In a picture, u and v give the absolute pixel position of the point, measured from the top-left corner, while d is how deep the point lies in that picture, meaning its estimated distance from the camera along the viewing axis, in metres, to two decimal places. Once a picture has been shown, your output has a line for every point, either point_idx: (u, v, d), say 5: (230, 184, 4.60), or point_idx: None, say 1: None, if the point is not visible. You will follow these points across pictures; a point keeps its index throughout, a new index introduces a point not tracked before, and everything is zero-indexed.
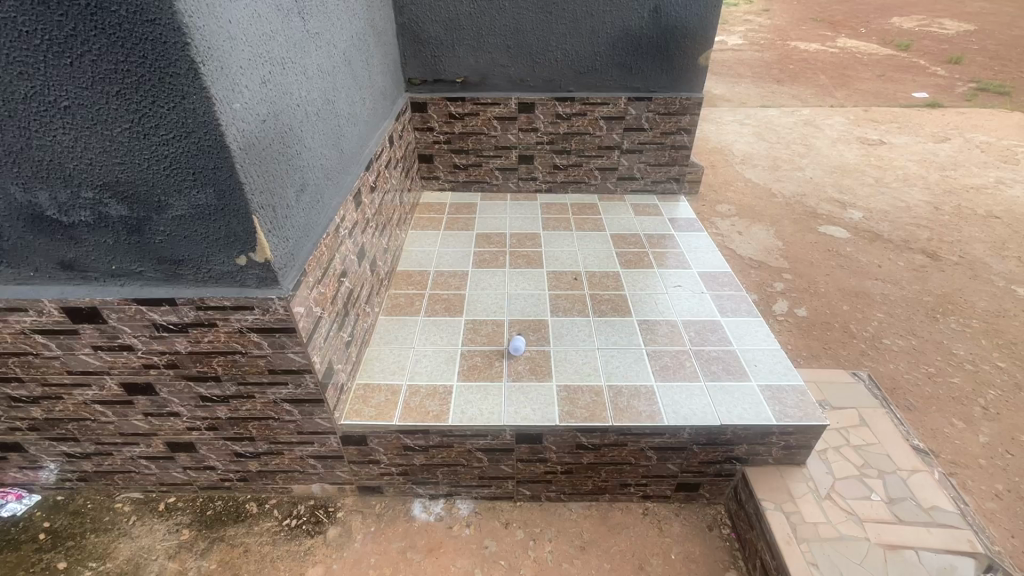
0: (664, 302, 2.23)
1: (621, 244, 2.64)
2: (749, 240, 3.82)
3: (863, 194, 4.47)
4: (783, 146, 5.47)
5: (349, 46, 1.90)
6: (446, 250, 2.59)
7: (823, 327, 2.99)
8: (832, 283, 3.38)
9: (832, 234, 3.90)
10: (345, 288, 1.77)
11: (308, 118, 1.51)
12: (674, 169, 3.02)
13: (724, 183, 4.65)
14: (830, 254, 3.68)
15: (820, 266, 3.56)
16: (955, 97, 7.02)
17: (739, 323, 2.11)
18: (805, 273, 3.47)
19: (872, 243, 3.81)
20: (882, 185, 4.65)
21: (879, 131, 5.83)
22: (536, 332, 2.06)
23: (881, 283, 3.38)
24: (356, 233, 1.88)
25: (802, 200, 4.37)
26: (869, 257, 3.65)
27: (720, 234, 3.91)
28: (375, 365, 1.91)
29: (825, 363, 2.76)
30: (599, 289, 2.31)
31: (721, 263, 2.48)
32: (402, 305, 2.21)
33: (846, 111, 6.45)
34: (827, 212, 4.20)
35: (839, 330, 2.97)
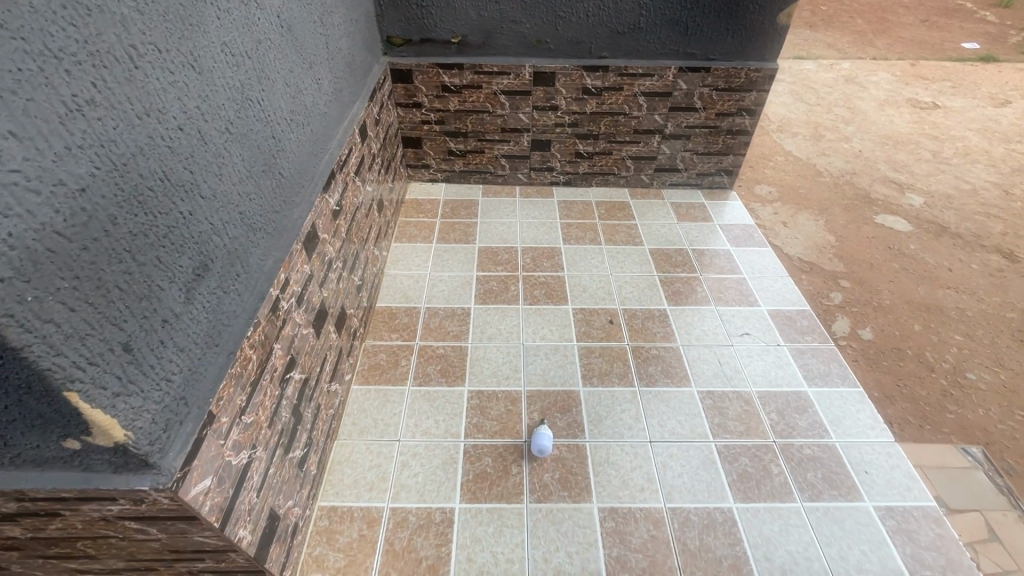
0: (730, 363, 1.68)
1: (666, 267, 2.05)
2: (798, 233, 3.23)
3: (923, 173, 3.84)
4: (825, 107, 4.75)
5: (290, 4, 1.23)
6: (440, 275, 1.99)
7: (896, 357, 2.48)
8: (898, 293, 2.84)
9: (892, 226, 3.32)
10: (295, 383, 1.20)
11: (209, 146, 0.89)
12: (726, 159, 2.39)
13: (762, 156, 3.99)
14: (893, 253, 3.12)
15: (883, 269, 3.00)
16: (1009, 49, 6.22)
17: (833, 399, 1.58)
18: (867, 279, 2.92)
19: (939, 239, 3.24)
20: (942, 161, 4.01)
21: (931, 91, 5.10)
22: (564, 415, 1.52)
23: (956, 294, 2.85)
24: (311, 293, 1.30)
25: (854, 180, 3.74)
26: (938, 258, 3.09)
27: (763, 224, 3.31)
28: (346, 472, 1.38)
29: (904, 408, 2.25)
30: (643, 340, 1.75)
31: (796, 299, 1.92)
32: (382, 367, 1.65)
33: (891, 64, 5.66)
34: (884, 196, 3.59)
35: (915, 361, 2.46)
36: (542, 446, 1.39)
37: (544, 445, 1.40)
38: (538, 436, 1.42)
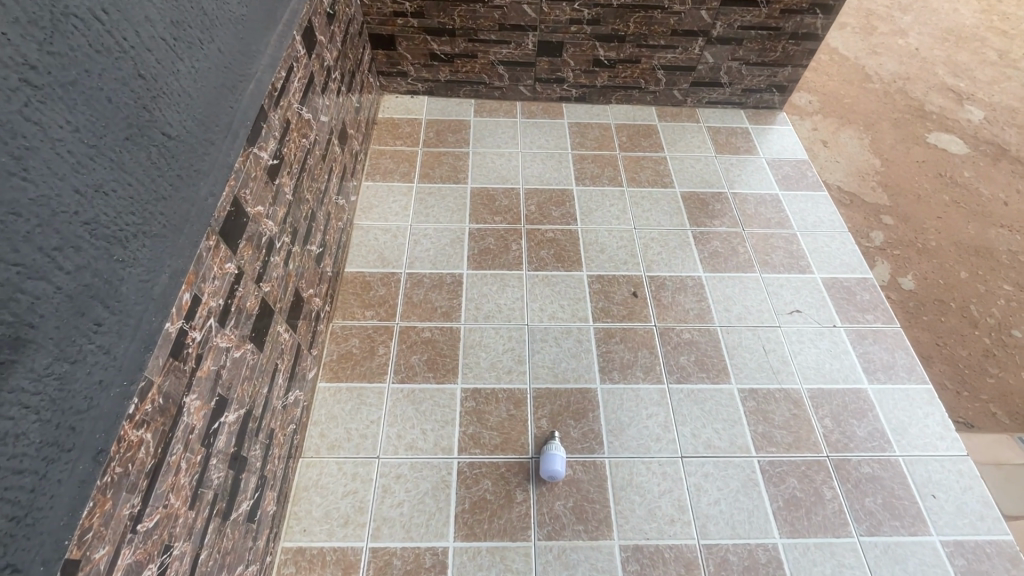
0: (777, 351, 1.40)
1: (701, 218, 1.67)
2: (839, 155, 2.78)
3: (987, 79, 3.28)
4: None
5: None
6: (423, 229, 1.61)
7: (938, 311, 2.19)
8: (946, 231, 2.50)
9: (946, 147, 2.87)
10: (229, 428, 0.89)
11: None
12: (782, 72, 1.90)
13: None
14: (944, 181, 2.71)
15: (932, 200, 2.62)
16: None
17: (898, 400, 1.33)
18: (912, 214, 2.55)
19: (998, 164, 2.81)
20: (1009, 64, 3.42)
21: None
22: (578, 423, 1.26)
23: (1011, 233, 2.50)
24: (244, 298, 0.94)
25: (909, 85, 3.17)
26: (995, 188, 2.69)
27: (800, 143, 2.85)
28: (314, 501, 1.13)
29: (941, 372, 2.02)
30: (674, 319, 1.44)
31: (857, 264, 1.59)
32: (356, 358, 1.34)
33: None
34: (940, 107, 3.08)
35: (958, 315, 2.20)
36: (554, 471, 1.14)
37: (557, 470, 1.15)
38: (548, 456, 1.17)
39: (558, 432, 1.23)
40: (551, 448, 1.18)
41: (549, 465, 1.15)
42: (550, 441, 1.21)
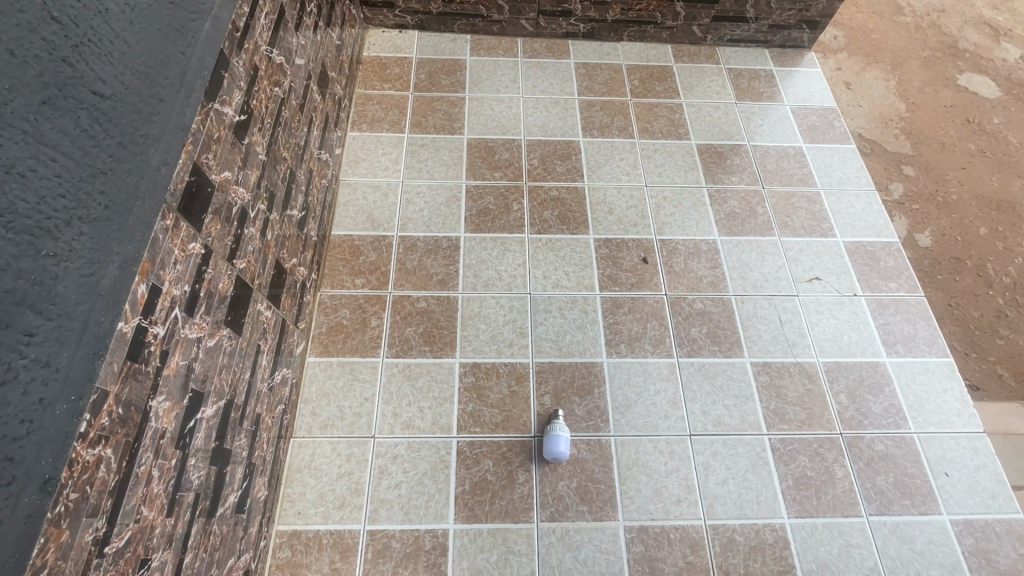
0: (794, 322, 1.32)
1: (717, 174, 1.54)
2: None
3: None
4: None
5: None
6: (416, 186, 1.47)
7: (954, 271, 1.84)
8: None
9: None
10: (208, 423, 0.82)
11: None
12: (815, 5, 1.70)
13: None
14: None
15: None
16: None
17: (917, 373, 1.27)
18: None
19: None
20: None
21: None
22: (583, 400, 1.20)
23: None
24: (215, 280, 0.83)
25: (957, 12, 2.60)
26: None
27: None
28: (309, 484, 1.09)
29: None
30: (686, 288, 1.35)
31: (883, 226, 1.48)
32: (347, 331, 1.26)
33: None
34: None
35: None
36: (558, 452, 1.10)
37: (562, 450, 1.10)
38: (552, 436, 1.11)
39: (562, 410, 1.17)
40: (555, 427, 1.12)
41: (553, 446, 1.10)
42: (554, 419, 1.15)
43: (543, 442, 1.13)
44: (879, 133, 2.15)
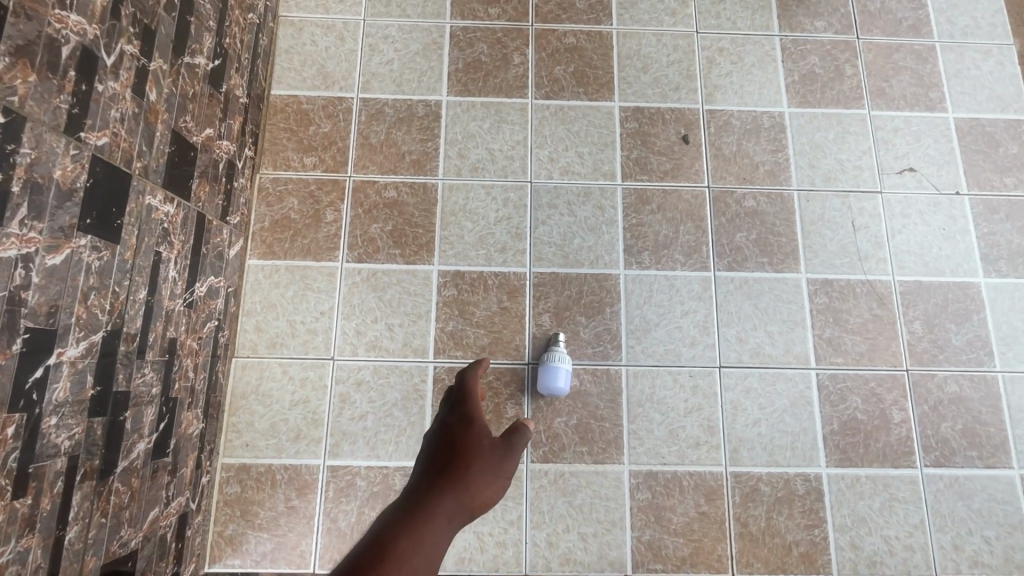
0: (870, 228, 1.02)
1: (797, 16, 1.11)
2: None
3: None
4: None
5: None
6: (383, 28, 1.08)
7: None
8: None
9: None
10: (75, 367, 0.60)
11: None
12: None
13: None
14: None
15: None
16: None
17: (1018, 299, 1.00)
18: None
19: None
20: None
21: None
22: (590, 321, 0.96)
23: None
24: (41, 165, 0.55)
25: None
26: None
27: None
28: (257, 412, 0.92)
29: None
30: (735, 179, 1.03)
31: (1014, 98, 1.09)
32: (295, 226, 0.99)
33: None
34: None
35: None
36: (559, 388, 0.90)
37: (564, 384, 0.90)
38: (548, 369, 0.90)
39: (561, 331, 0.95)
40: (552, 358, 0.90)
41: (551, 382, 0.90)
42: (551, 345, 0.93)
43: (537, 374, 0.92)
44: None
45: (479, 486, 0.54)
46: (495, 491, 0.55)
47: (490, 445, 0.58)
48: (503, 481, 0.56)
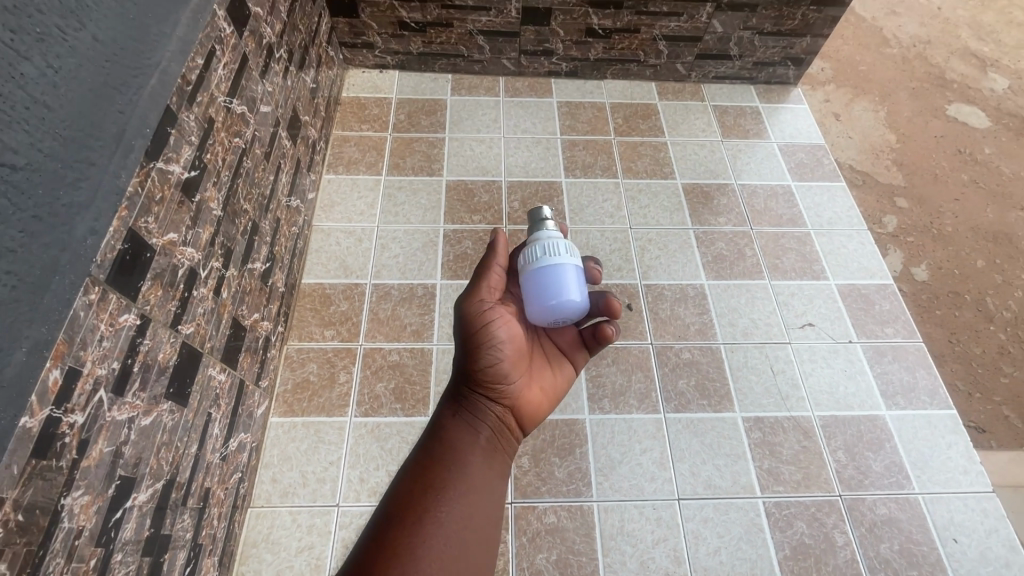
0: (786, 372, 1.25)
1: (704, 214, 1.49)
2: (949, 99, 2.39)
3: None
4: None
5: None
6: (391, 231, 1.42)
7: (953, 305, 1.77)
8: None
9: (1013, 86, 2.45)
10: (140, 511, 0.75)
11: None
12: (798, 43, 1.67)
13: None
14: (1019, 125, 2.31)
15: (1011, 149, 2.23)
16: None
17: (918, 428, 1.19)
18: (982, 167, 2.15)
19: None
20: None
21: None
22: (564, 462, 1.12)
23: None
24: (154, 350, 0.77)
25: (942, 43, 2.57)
26: None
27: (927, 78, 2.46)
28: (265, 560, 1.01)
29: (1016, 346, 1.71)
30: (672, 337, 1.28)
31: (876, 268, 1.43)
32: (313, 388, 1.19)
33: None
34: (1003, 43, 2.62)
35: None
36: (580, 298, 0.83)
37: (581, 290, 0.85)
38: (560, 273, 0.82)
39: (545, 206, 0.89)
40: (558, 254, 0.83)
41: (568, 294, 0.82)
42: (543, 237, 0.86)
43: (537, 280, 0.82)
44: (871, 165, 2.07)
45: (519, 405, 0.86)
46: (538, 406, 0.89)
47: (521, 357, 0.87)
48: (534, 384, 0.89)
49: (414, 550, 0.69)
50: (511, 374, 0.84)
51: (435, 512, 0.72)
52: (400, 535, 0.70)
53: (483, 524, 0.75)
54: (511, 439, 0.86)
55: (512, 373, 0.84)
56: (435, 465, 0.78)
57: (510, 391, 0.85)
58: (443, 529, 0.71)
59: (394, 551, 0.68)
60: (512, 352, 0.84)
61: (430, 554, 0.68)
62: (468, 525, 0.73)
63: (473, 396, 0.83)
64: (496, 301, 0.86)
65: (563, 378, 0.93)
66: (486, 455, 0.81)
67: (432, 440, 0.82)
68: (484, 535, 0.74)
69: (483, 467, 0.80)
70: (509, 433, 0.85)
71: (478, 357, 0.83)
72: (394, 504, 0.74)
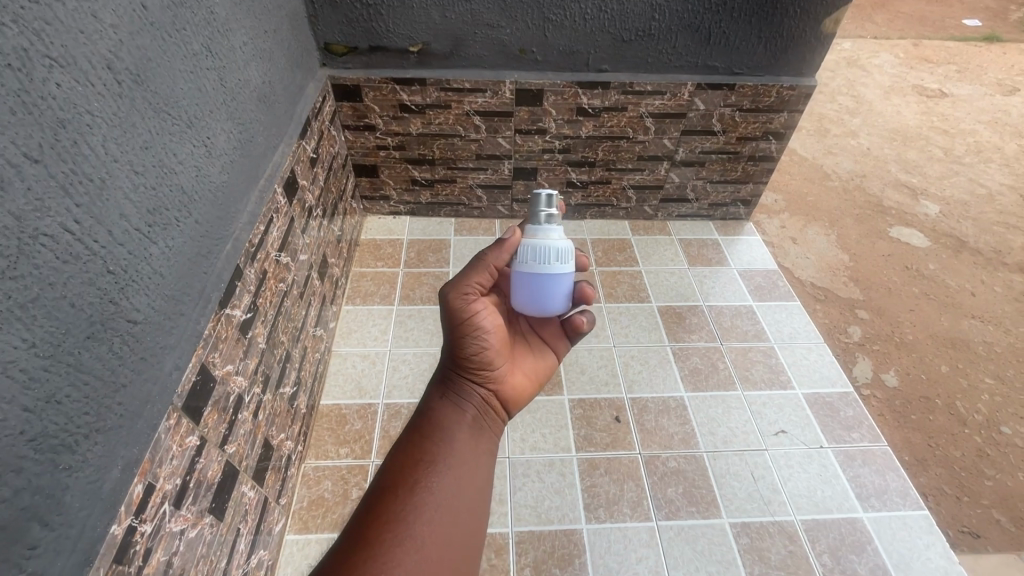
0: (765, 478, 1.35)
1: (679, 333, 1.69)
2: (894, 220, 2.72)
3: (972, 149, 3.28)
4: (850, 64, 4.13)
5: (133, 22, 0.77)
6: (402, 354, 1.60)
7: (926, 409, 1.87)
8: (974, 297, 2.35)
9: (945, 213, 2.81)
10: None
11: None
12: (744, 188, 2.01)
13: (820, 124, 3.41)
14: (956, 245, 2.62)
15: (954, 264, 2.51)
16: None
17: (895, 529, 1.27)
18: (931, 279, 2.41)
19: (1002, 229, 2.74)
20: (1009, 132, 3.44)
21: (968, 43, 4.45)
22: (563, 572, 1.18)
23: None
24: (205, 468, 0.91)
25: (876, 177, 3.00)
26: (998, 247, 2.63)
27: (873, 203, 2.81)
28: None
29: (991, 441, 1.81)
30: (659, 447, 1.40)
31: (836, 377, 1.60)
32: (327, 504, 1.27)
33: (922, 10, 4.99)
34: (930, 176, 3.05)
35: (995, 380, 2.02)
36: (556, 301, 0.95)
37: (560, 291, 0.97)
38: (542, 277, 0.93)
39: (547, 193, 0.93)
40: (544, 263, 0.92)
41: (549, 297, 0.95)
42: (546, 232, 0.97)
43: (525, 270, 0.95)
44: (830, 281, 2.32)
45: (498, 387, 0.97)
46: (517, 389, 1.00)
47: (503, 342, 0.98)
48: (515, 367, 1.00)
49: (405, 521, 0.76)
50: (488, 360, 0.95)
51: (426, 484, 0.80)
52: (388, 512, 0.77)
53: (468, 494, 0.83)
54: (494, 419, 0.96)
55: (492, 357, 0.95)
56: (421, 446, 0.86)
57: (488, 375, 0.95)
58: (432, 503, 0.79)
59: (386, 524, 0.75)
60: (490, 340, 0.95)
61: (422, 519, 0.77)
62: (455, 493, 0.81)
63: (459, 378, 0.94)
64: (477, 292, 0.96)
65: (544, 364, 1.05)
66: (470, 434, 0.90)
67: (421, 417, 0.92)
68: (471, 509, 0.81)
69: (465, 444, 0.88)
70: (490, 412, 0.95)
71: (462, 343, 0.94)
72: (384, 484, 0.81)
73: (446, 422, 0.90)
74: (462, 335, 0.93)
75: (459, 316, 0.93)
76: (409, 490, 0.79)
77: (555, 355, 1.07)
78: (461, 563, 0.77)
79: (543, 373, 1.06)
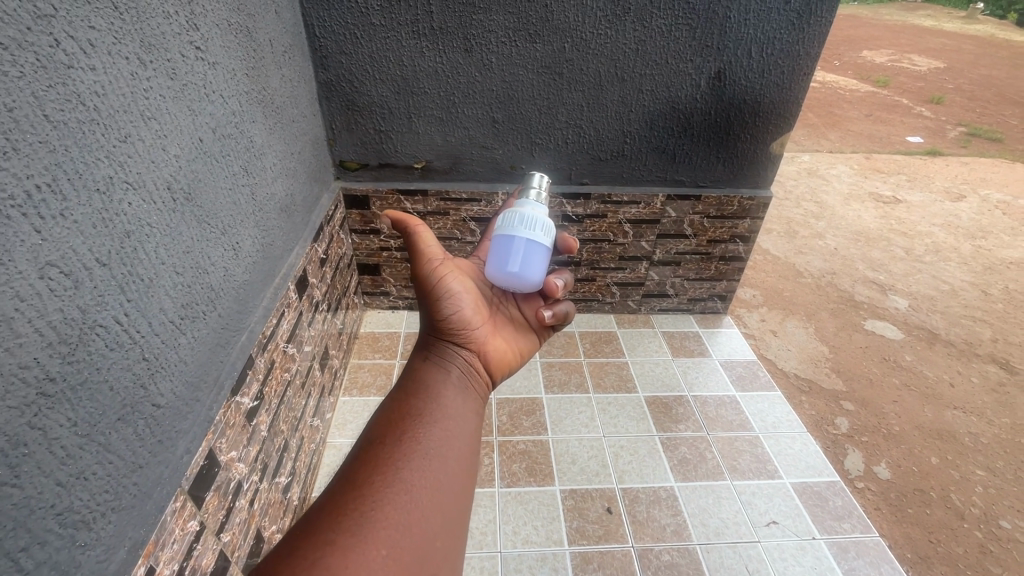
0: (761, 571, 1.34)
1: (666, 423, 1.74)
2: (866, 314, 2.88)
3: (931, 249, 3.54)
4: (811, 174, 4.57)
5: (191, 152, 0.93)
6: None
7: (922, 503, 1.86)
8: (951, 387, 2.44)
9: (914, 307, 2.98)
10: None
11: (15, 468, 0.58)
12: (719, 285, 2.17)
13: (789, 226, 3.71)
14: (928, 338, 2.75)
15: (929, 355, 2.62)
16: (971, 108, 6.35)
17: None
18: (908, 370, 2.50)
19: (968, 322, 2.90)
20: (962, 234, 3.75)
21: (914, 157, 4.97)
22: None
23: (1008, 389, 2.46)
24: (201, 555, 0.92)
25: (845, 274, 3.21)
26: (968, 339, 2.77)
27: (845, 298, 2.99)
28: None
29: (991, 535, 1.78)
30: (651, 539, 1.40)
31: (822, 467, 1.63)
32: None
33: (870, 128, 5.62)
34: (896, 273, 3.27)
35: (984, 471, 2.04)
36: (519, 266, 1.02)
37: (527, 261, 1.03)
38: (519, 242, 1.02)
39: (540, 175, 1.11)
40: (525, 224, 1.02)
41: (526, 263, 1.02)
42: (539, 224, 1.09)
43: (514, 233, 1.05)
44: (813, 372, 2.41)
45: (481, 351, 1.02)
46: (499, 354, 1.05)
47: (479, 312, 1.05)
48: (494, 336, 1.06)
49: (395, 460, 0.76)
50: (466, 324, 1.02)
51: (416, 430, 0.81)
52: (377, 456, 0.77)
53: (457, 440, 0.84)
54: (479, 381, 0.99)
55: (469, 322, 1.02)
56: (406, 402, 0.88)
57: (468, 338, 1.01)
58: (422, 445, 0.79)
59: (375, 466, 0.75)
60: (466, 305, 1.03)
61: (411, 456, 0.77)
62: (444, 437, 0.82)
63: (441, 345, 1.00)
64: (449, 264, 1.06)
65: (522, 336, 1.11)
66: (456, 392, 0.93)
67: (407, 380, 0.95)
68: (461, 454, 0.82)
69: (451, 400, 0.90)
70: (474, 375, 0.99)
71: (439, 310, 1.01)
72: (373, 434, 0.82)
73: (431, 381, 0.93)
74: (438, 300, 1.02)
75: (436, 284, 1.02)
76: (397, 436, 0.80)
77: (531, 327, 1.13)
78: (453, 500, 0.77)
79: (523, 346, 1.11)
